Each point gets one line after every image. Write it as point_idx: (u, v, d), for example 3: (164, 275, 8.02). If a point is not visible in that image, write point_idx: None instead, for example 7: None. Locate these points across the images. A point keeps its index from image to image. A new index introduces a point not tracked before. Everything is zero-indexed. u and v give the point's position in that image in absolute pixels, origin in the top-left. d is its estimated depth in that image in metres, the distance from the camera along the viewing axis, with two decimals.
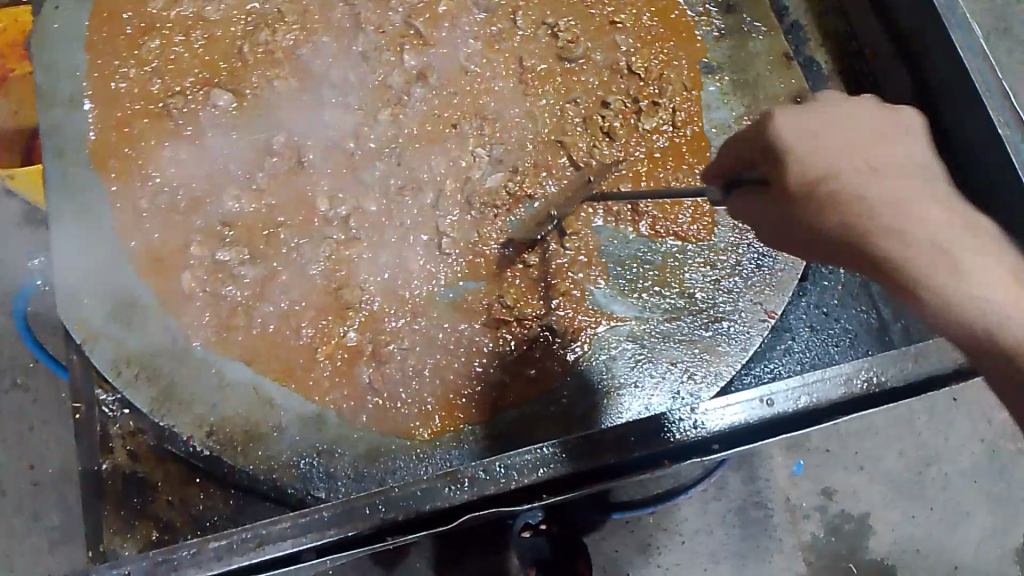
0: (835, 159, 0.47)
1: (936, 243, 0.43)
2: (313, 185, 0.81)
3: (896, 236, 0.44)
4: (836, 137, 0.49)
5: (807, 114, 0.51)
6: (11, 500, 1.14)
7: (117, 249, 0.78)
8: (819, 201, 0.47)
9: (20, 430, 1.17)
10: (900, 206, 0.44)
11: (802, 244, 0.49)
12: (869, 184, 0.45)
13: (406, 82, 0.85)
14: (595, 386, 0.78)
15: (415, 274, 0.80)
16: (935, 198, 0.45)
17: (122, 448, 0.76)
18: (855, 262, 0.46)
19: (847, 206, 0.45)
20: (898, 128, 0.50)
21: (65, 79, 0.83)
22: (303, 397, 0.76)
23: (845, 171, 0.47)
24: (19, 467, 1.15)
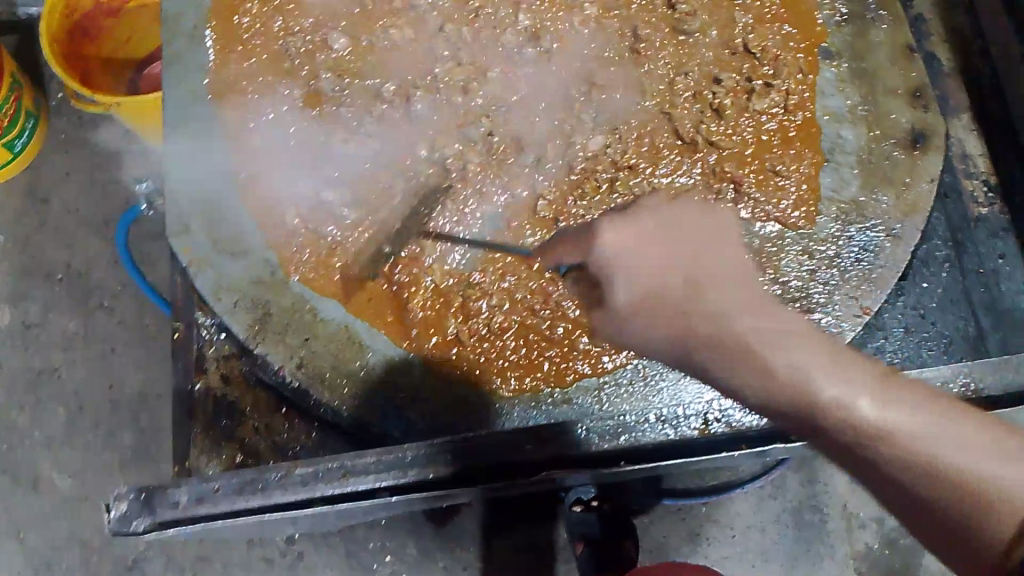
0: (672, 289, 0.53)
1: (770, 345, 0.50)
2: (419, 131, 0.82)
3: (715, 345, 0.51)
4: (677, 264, 0.54)
5: (637, 223, 0.56)
6: (88, 417, 1.19)
7: (226, 179, 0.80)
8: (650, 316, 0.53)
9: (103, 351, 1.22)
10: (728, 316, 0.51)
11: (644, 351, 0.56)
12: (699, 302, 0.52)
13: (519, 40, 0.85)
14: (678, 365, 0.77)
15: (513, 232, 0.81)
16: (757, 306, 0.51)
17: (215, 370, 0.78)
18: (691, 365, 0.53)
19: (683, 325, 0.52)
20: (717, 229, 0.56)
21: (190, 11, 0.85)
22: (392, 341, 0.77)
23: (669, 285, 0.53)
24: (98, 387, 1.20)
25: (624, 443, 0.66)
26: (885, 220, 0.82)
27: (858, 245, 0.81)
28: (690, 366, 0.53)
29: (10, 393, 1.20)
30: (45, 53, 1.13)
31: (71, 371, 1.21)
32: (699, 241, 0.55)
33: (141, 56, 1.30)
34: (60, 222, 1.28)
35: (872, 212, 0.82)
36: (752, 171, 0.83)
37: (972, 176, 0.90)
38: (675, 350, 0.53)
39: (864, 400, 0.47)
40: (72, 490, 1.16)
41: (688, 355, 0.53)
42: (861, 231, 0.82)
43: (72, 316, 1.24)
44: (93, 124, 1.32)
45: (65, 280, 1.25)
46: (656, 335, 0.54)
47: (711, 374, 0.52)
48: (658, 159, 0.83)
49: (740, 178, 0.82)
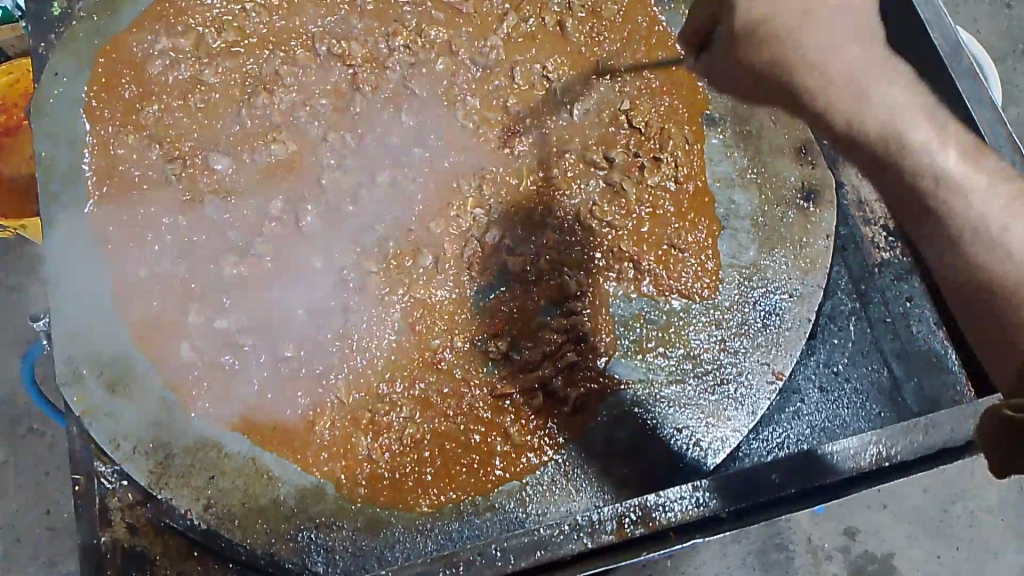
0: (825, 47, 0.54)
1: (888, 115, 0.54)
2: (312, 246, 0.81)
3: (825, 83, 0.54)
4: (835, 31, 0.55)
5: None
6: (27, 546, 1.20)
7: (117, 319, 0.77)
8: (762, 41, 0.55)
9: (36, 477, 1.22)
10: (835, 51, 0.54)
11: (748, 85, 0.57)
12: (808, 35, 0.54)
13: (404, 142, 0.85)
14: (599, 455, 0.77)
15: (426, 335, 0.79)
16: (871, 47, 0.55)
17: (121, 521, 0.75)
18: (776, 95, 0.56)
19: (787, 47, 0.54)
20: None
21: (66, 147, 0.82)
22: (302, 468, 0.75)
23: (783, 15, 0.54)
24: (35, 514, 1.21)
25: (539, 559, 0.64)
26: (785, 282, 0.83)
27: (764, 309, 0.82)
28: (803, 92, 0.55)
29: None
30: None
31: (5, 502, 1.21)
32: None
33: None
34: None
35: (771, 274, 0.83)
36: (650, 247, 0.83)
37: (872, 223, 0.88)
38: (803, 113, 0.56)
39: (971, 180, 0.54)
40: None
41: (786, 97, 0.56)
42: (765, 295, 0.83)
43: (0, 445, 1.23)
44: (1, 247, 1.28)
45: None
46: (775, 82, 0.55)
47: (824, 92, 0.54)
48: (551, 246, 0.82)
49: (639, 257, 0.82)
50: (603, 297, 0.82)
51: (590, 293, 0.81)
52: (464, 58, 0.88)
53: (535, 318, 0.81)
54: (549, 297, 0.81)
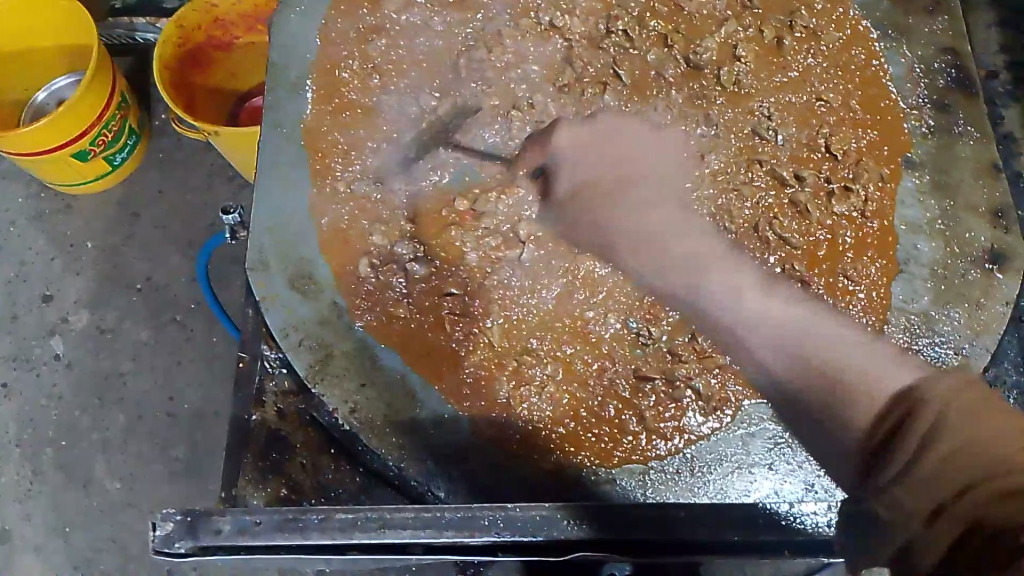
0: (694, 237, 0.64)
1: (718, 284, 0.61)
2: (499, 194, 0.85)
3: (689, 265, 0.63)
4: (680, 190, 0.67)
5: (617, 148, 0.69)
6: (148, 424, 1.29)
7: (309, 222, 0.84)
8: (607, 216, 0.69)
9: (170, 363, 1.32)
10: (673, 244, 0.64)
11: (617, 256, 0.70)
12: None
13: (602, 120, 0.88)
14: (727, 459, 0.77)
15: (586, 305, 0.82)
16: (705, 224, 0.65)
17: (272, 404, 0.80)
18: (642, 274, 0.68)
19: None
20: (637, 143, 0.69)
21: (296, 59, 0.90)
22: (444, 397, 0.78)
23: (631, 195, 0.67)
24: (161, 399, 1.30)
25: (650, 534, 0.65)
26: (953, 338, 0.81)
27: (926, 359, 0.79)
28: (733, 331, 0.75)
29: (79, 394, 1.31)
30: (158, 81, 1.27)
31: (138, 379, 1.31)
32: None
33: (243, 89, 1.46)
34: (148, 235, 1.40)
35: (942, 327, 0.81)
36: (822, 273, 0.83)
37: None
38: (746, 350, 0.75)
39: None
40: (121, 494, 1.25)
41: (645, 276, 0.67)
42: (930, 344, 0.80)
43: (147, 327, 1.34)
44: (192, 149, 1.45)
45: (143, 291, 1.37)
46: (618, 244, 0.69)
47: (736, 321, 0.75)
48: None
49: (809, 278, 0.82)
50: None
51: None
52: (676, 53, 0.91)
53: None
54: None
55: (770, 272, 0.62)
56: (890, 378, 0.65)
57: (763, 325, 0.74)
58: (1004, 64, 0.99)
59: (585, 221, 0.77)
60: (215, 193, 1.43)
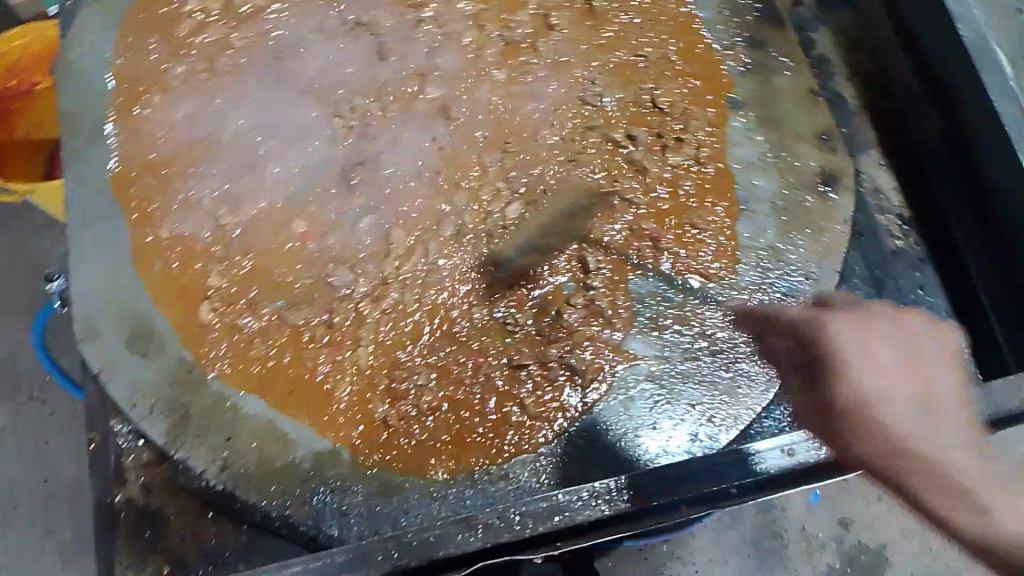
0: (879, 401, 0.58)
1: (897, 451, 0.57)
2: (337, 209, 0.82)
3: (877, 423, 0.58)
4: (884, 360, 0.59)
5: (862, 328, 0.61)
6: (24, 512, 1.19)
7: (137, 277, 0.78)
8: (841, 400, 0.59)
9: (37, 444, 1.23)
10: (883, 401, 0.58)
11: (823, 428, 0.62)
12: (879, 406, 0.58)
13: (429, 114, 0.85)
14: (613, 428, 0.77)
15: (450, 304, 0.80)
16: (898, 384, 0.58)
17: (136, 479, 0.75)
18: (826, 430, 0.61)
19: (869, 408, 0.58)
20: (879, 325, 0.61)
21: (91, 104, 0.83)
22: (318, 431, 0.75)
23: (864, 386, 0.58)
24: (34, 482, 1.21)
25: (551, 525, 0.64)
26: (804, 265, 0.83)
27: (782, 291, 0.82)
28: (872, 443, 0.58)
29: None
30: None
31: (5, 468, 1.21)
32: (912, 353, 0.59)
33: None
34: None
35: (791, 257, 0.83)
36: (670, 226, 0.83)
37: (887, 212, 0.90)
38: (864, 420, 0.58)
39: (958, 453, 0.56)
40: None
41: (829, 433, 0.61)
42: (783, 275, 0.82)
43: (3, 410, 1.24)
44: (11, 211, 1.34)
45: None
46: (818, 418, 0.61)
47: (871, 431, 0.58)
48: (569, 221, 0.83)
49: (659, 234, 0.83)
50: (625, 281, 0.82)
51: (618, 270, 0.82)
52: (492, 32, 0.89)
53: (555, 290, 0.81)
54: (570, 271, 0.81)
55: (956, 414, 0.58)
56: None
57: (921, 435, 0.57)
58: None
59: (806, 384, 0.63)
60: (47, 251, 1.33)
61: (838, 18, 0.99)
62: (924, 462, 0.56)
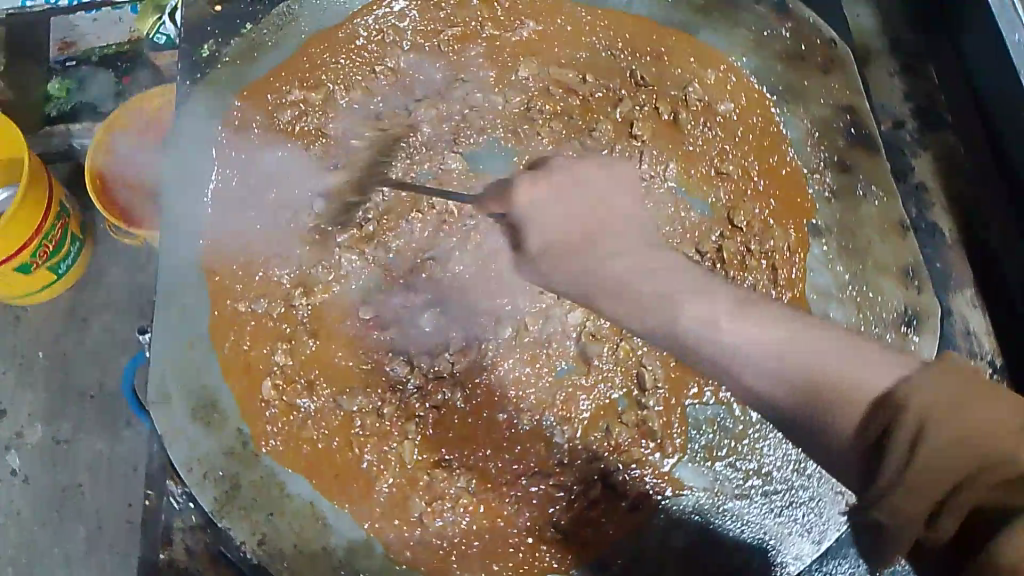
0: (598, 235, 0.75)
1: (660, 294, 0.69)
2: (402, 299, 0.84)
3: (580, 262, 0.73)
4: (580, 179, 0.79)
5: (539, 177, 0.79)
6: (106, 534, 1.29)
7: (208, 350, 0.82)
8: (541, 243, 0.76)
9: (127, 471, 1.34)
10: (604, 250, 0.74)
11: (538, 254, 0.76)
12: (577, 252, 0.74)
13: (504, 215, 0.86)
14: (650, 560, 0.74)
15: (502, 407, 0.80)
16: (613, 223, 0.77)
17: (181, 542, 0.77)
18: (550, 270, 0.76)
19: (551, 235, 0.76)
20: (620, 182, 0.81)
21: (190, 181, 0.87)
22: (355, 520, 0.76)
23: (574, 226, 0.76)
24: (120, 507, 1.31)
25: None
26: None
27: None
28: (565, 273, 0.75)
29: (35, 511, 1.30)
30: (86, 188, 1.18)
31: (96, 490, 1.31)
32: (586, 183, 0.80)
33: None
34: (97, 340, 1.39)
35: None
36: None
37: (978, 358, 0.86)
38: (535, 246, 0.76)
39: (759, 324, 0.64)
40: None
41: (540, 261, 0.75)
42: None
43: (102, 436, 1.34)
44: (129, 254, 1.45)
45: (97, 398, 1.36)
46: (538, 244, 0.76)
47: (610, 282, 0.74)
48: (630, 334, 0.82)
49: None
50: (682, 413, 0.80)
51: (676, 393, 0.80)
52: (573, 138, 0.91)
53: (606, 404, 0.80)
54: (625, 388, 0.81)
55: (702, 272, 0.70)
56: (849, 376, 0.58)
57: (757, 335, 0.64)
58: (910, 111, 0.97)
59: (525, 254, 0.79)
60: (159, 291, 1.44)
61: (939, 148, 0.95)
62: (673, 306, 0.68)
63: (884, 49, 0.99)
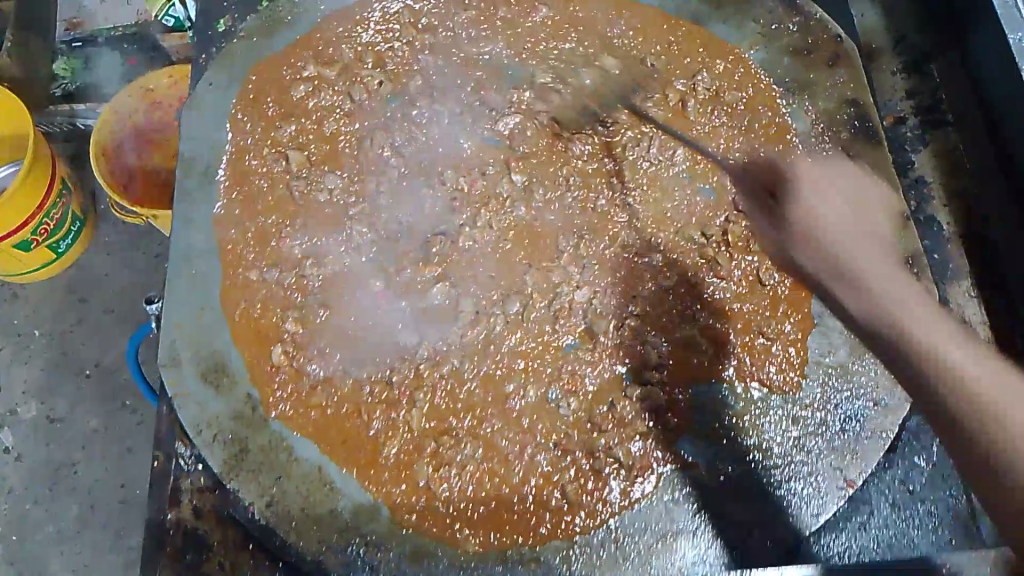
0: (842, 234, 0.60)
1: (882, 274, 0.57)
2: (412, 271, 0.86)
3: (857, 286, 0.57)
4: (828, 176, 0.63)
5: (821, 168, 0.64)
6: (99, 515, 1.27)
7: (221, 314, 0.84)
8: (797, 212, 0.62)
9: (121, 449, 1.31)
10: (866, 239, 0.60)
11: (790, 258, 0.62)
12: (838, 274, 0.59)
13: (512, 193, 0.89)
14: (652, 529, 0.76)
15: (508, 379, 0.81)
16: (836, 202, 0.62)
17: (189, 503, 0.78)
18: (812, 250, 0.60)
19: (821, 230, 0.60)
20: (816, 180, 0.63)
21: (207, 151, 0.90)
22: (362, 485, 0.77)
23: (831, 216, 0.61)
24: (113, 487, 1.29)
25: None
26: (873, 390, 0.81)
27: (845, 413, 0.80)
28: (849, 226, 0.60)
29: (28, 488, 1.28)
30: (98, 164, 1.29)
31: (90, 467, 1.29)
32: (856, 199, 0.63)
33: None
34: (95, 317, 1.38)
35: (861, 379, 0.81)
36: (738, 332, 0.83)
37: None
38: (810, 185, 0.62)
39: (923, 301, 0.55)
40: None
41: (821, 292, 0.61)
42: (848, 400, 0.80)
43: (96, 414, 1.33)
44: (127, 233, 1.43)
45: (93, 376, 1.35)
46: (807, 260, 0.61)
47: (816, 239, 0.60)
48: (637, 313, 0.84)
49: (725, 337, 0.83)
50: (687, 389, 0.81)
51: (679, 369, 0.82)
52: (583, 120, 0.92)
53: (611, 378, 0.82)
54: (629, 364, 0.82)
55: (894, 258, 0.59)
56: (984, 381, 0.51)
57: (867, 297, 0.57)
58: (912, 108, 0.99)
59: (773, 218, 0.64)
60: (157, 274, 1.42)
61: (941, 144, 0.97)
62: (884, 325, 0.55)
63: (888, 48, 1.02)
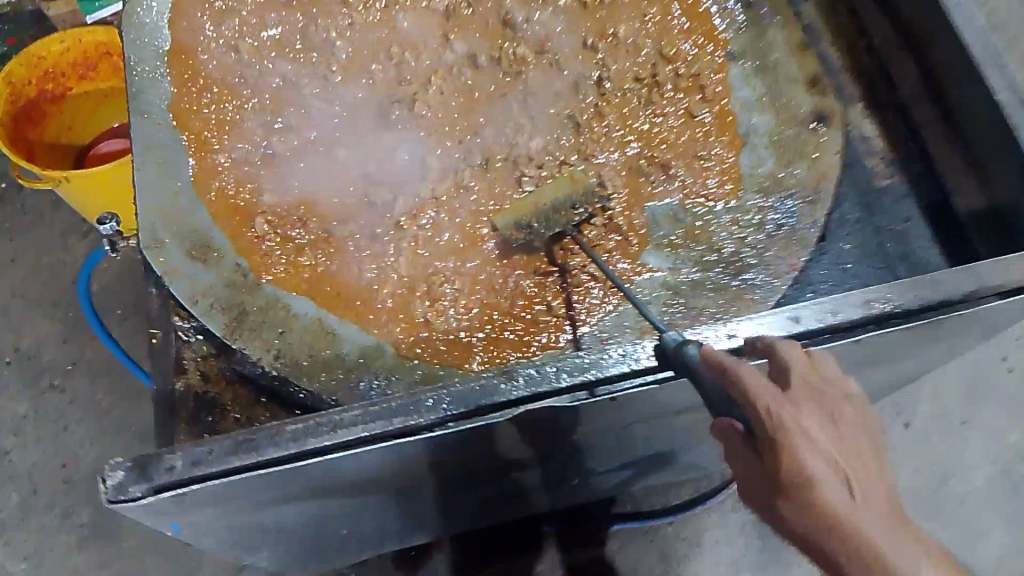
0: (849, 500, 0.52)
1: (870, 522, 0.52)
2: (374, 139, 0.91)
3: (831, 522, 0.52)
4: (842, 447, 0.54)
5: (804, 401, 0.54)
6: (44, 497, 1.31)
7: (195, 197, 0.86)
8: (793, 496, 0.53)
9: (57, 430, 1.35)
10: (843, 493, 0.52)
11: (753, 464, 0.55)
12: (827, 505, 0.52)
13: (456, 63, 0.97)
14: (633, 327, 0.83)
15: (483, 221, 0.88)
16: (843, 450, 0.53)
17: (195, 369, 0.81)
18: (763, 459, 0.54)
19: (822, 507, 0.52)
20: (847, 426, 0.55)
21: (151, 56, 0.91)
22: (362, 329, 0.81)
23: (829, 487, 0.52)
24: (53, 468, 1.33)
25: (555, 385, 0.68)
26: (802, 191, 0.91)
27: (780, 212, 0.90)
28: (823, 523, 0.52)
29: None
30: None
31: (27, 454, 1.34)
32: (855, 440, 0.54)
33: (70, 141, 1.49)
34: (5, 305, 1.45)
35: (792, 182, 0.91)
36: (678, 157, 0.93)
37: (873, 154, 1.00)
38: (802, 458, 0.52)
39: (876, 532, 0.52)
40: (30, 575, 1.26)
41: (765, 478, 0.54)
42: (782, 201, 0.91)
43: (25, 398, 1.37)
44: (40, 213, 1.53)
45: (11, 362, 1.40)
46: (791, 513, 0.54)
47: (818, 502, 0.52)
48: (586, 152, 0.92)
49: (668, 162, 0.92)
50: (643, 211, 0.90)
51: (634, 194, 0.91)
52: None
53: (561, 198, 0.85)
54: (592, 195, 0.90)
55: (877, 481, 0.54)
56: None
57: (848, 504, 0.52)
58: None
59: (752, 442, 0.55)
60: (72, 249, 1.50)
61: None
62: (848, 542, 0.52)
63: None
